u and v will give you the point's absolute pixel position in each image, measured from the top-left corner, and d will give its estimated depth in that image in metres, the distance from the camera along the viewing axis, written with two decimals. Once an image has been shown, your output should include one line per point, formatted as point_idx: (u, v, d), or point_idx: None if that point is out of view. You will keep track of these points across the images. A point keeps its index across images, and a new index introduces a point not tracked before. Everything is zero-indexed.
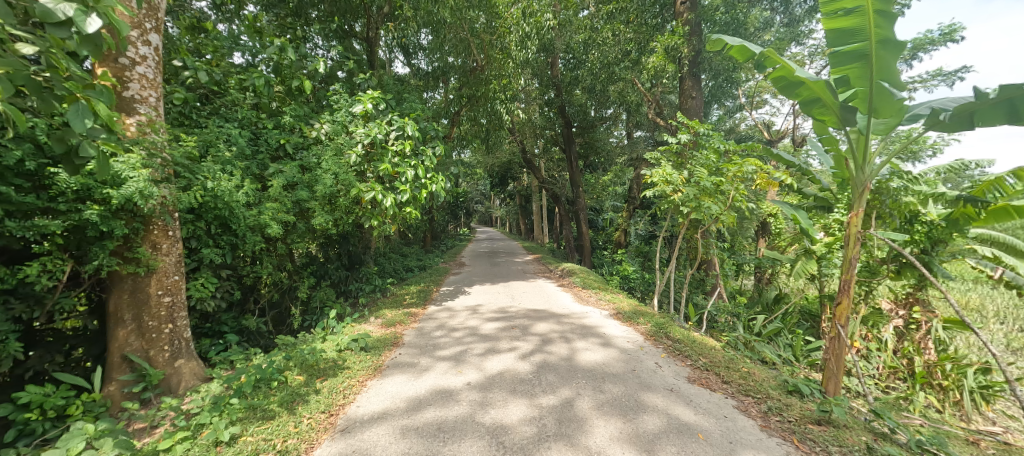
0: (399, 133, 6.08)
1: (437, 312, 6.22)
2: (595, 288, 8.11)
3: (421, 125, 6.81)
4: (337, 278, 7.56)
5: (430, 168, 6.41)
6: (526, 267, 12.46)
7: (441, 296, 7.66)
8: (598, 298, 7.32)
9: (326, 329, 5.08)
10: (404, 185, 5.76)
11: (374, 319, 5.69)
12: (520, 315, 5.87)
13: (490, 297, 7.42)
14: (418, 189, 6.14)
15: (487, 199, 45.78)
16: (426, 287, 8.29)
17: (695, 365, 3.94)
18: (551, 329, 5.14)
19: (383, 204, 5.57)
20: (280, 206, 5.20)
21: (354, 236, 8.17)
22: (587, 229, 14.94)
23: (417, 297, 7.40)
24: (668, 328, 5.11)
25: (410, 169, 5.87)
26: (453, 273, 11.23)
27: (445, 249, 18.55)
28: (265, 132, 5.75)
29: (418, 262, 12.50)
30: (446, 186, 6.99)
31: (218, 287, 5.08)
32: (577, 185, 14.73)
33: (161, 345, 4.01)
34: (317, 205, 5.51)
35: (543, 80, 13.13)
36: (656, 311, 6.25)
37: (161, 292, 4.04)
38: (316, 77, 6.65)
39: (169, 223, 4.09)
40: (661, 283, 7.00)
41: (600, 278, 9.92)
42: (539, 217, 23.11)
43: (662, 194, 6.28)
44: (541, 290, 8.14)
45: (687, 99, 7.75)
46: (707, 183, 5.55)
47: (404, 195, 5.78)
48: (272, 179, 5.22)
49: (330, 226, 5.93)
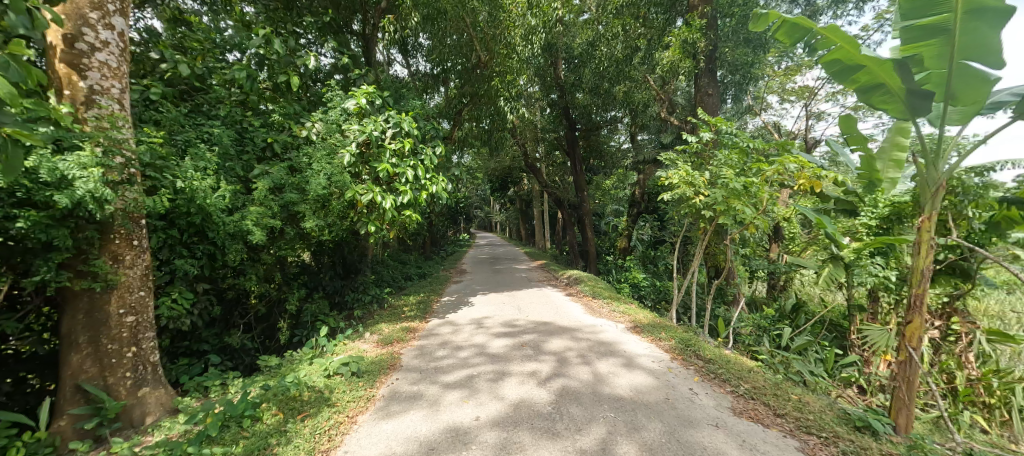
0: (396, 132, 5.59)
1: (438, 326, 5.72)
2: (606, 298, 7.59)
3: (421, 124, 6.33)
4: (331, 288, 7.06)
5: (430, 169, 5.90)
6: (530, 274, 11.96)
7: (442, 307, 7.14)
8: (611, 309, 6.81)
9: (316, 349, 4.57)
10: (404, 187, 5.25)
11: (369, 336, 5.18)
12: (529, 330, 5.37)
13: (495, 308, 6.90)
14: (418, 190, 5.63)
15: (487, 205, 45.37)
16: (426, 297, 7.79)
17: (737, 392, 3.43)
18: (567, 347, 4.62)
19: (382, 206, 5.06)
20: (266, 210, 4.69)
21: (350, 244, 7.67)
22: (592, 235, 14.44)
23: (417, 308, 6.88)
24: (696, 344, 4.59)
25: (410, 169, 5.36)
26: (454, 282, 10.72)
27: (445, 255, 18.04)
28: (251, 131, 5.28)
29: (418, 270, 12.00)
30: (448, 188, 6.49)
31: (196, 302, 4.58)
32: (581, 189, 14.25)
33: (123, 372, 3.49)
34: (308, 210, 5.00)
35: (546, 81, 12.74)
36: (677, 324, 5.73)
37: (124, 311, 3.52)
38: (309, 73, 6.18)
39: (133, 231, 3.59)
40: (679, 293, 6.49)
41: (610, 286, 9.42)
42: (540, 222, 22.64)
43: (682, 196, 5.79)
44: (549, 300, 7.63)
45: (703, 97, 7.26)
46: (736, 184, 5.03)
47: (403, 197, 5.27)
48: (257, 181, 4.71)
49: (322, 233, 5.42)
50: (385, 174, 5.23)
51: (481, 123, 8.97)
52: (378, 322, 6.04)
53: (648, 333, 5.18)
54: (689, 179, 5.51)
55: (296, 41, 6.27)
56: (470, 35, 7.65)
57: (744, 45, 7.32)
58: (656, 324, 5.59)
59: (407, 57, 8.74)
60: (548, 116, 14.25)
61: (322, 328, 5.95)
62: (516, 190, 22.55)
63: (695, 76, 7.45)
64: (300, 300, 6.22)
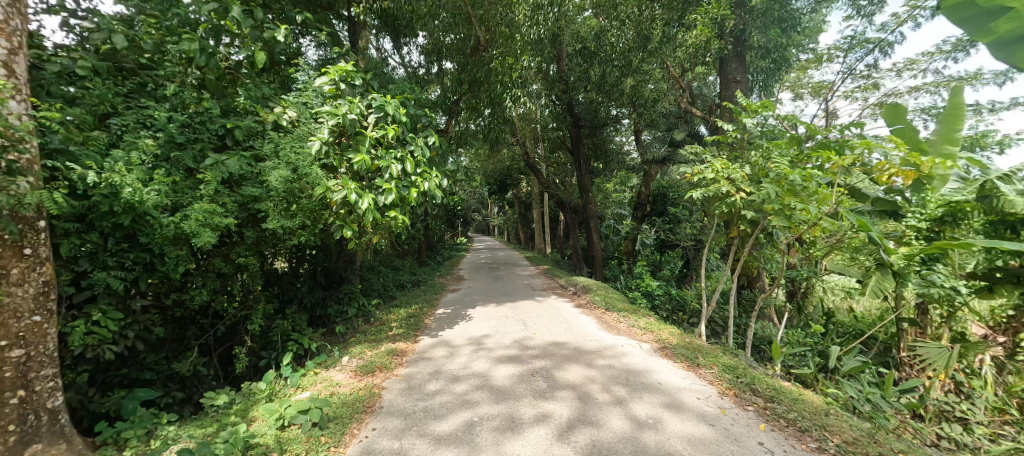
0: (381, 118, 4.72)
1: (429, 347, 4.87)
2: (622, 311, 6.76)
3: (411, 111, 5.47)
4: (309, 300, 6.17)
5: (421, 162, 5.04)
6: (532, 281, 11.08)
7: (437, 323, 6.26)
8: (630, 325, 5.97)
9: (277, 383, 3.68)
10: (387, 184, 4.37)
11: (347, 361, 4.32)
12: (538, 352, 4.55)
13: (497, 322, 6.06)
14: (406, 189, 4.75)
15: (484, 208, 44.44)
16: (418, 310, 6.91)
17: (825, 451, 2.60)
18: (588, 377, 3.77)
19: (361, 207, 4.16)
20: (216, 207, 3.84)
21: (331, 250, 6.78)
22: (598, 239, 13.55)
23: (407, 324, 6.01)
24: (747, 375, 3.77)
25: (396, 163, 4.50)
26: (450, 290, 9.84)
27: (441, 260, 17.16)
28: (207, 116, 4.47)
29: (411, 276, 11.11)
30: (442, 185, 5.63)
31: (129, 323, 3.71)
32: (586, 190, 13.41)
33: (5, 424, 2.59)
34: (271, 210, 4.13)
35: (549, 75, 11.90)
36: (710, 345, 4.91)
37: (6, 343, 2.62)
38: (282, 52, 5.36)
39: (24, 236, 2.71)
40: (709, 307, 5.64)
41: (622, 295, 8.58)
42: (541, 225, 21.75)
43: (715, 194, 4.95)
44: (556, 312, 6.79)
45: (730, 84, 6.50)
46: (791, 177, 4.19)
47: (386, 196, 4.38)
48: (207, 172, 3.89)
49: (291, 236, 4.57)
50: (365, 167, 4.34)
51: (478, 114, 8.09)
52: (358, 343, 5.14)
53: (682, 358, 4.34)
54: (725, 174, 4.69)
55: (268, 15, 5.45)
56: (470, 14, 6.81)
57: (774, 26, 6.53)
58: (688, 346, 4.75)
59: (398, 42, 7.89)
60: (550, 113, 13.43)
61: (294, 349, 5.07)
62: (515, 192, 21.64)
63: (720, 61, 6.66)
64: (269, 316, 5.35)
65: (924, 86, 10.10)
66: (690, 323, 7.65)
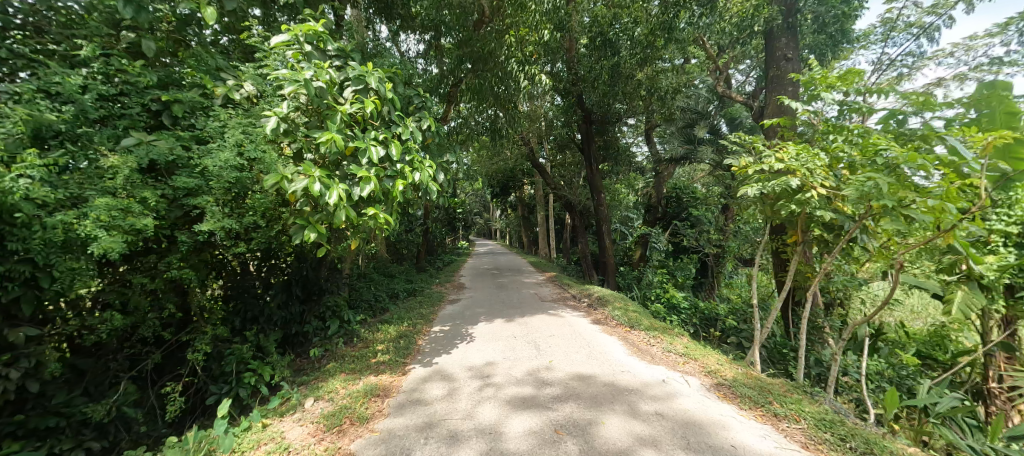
0: (360, 91, 3.72)
1: (420, 382, 3.86)
2: (650, 329, 5.76)
3: (400, 89, 4.49)
4: (280, 318, 5.14)
5: (410, 149, 4.04)
6: (539, 291, 10.08)
7: (432, 345, 5.24)
8: (664, 349, 4.95)
9: (206, 444, 2.66)
10: (366, 172, 3.37)
11: (310, 406, 3.32)
12: (560, 392, 3.53)
13: (505, 344, 5.06)
14: (389, 182, 3.73)
15: (485, 211, 43.66)
16: (410, 327, 5.89)
17: None
18: (635, 436, 2.75)
19: (328, 201, 3.14)
20: (129, 202, 2.90)
21: (309, 257, 5.79)
22: (610, 244, 12.45)
23: (395, 347, 4.99)
24: (854, 436, 2.73)
25: (375, 146, 3.50)
26: (450, 300, 8.83)
27: (440, 266, 16.12)
28: (139, 88, 3.51)
29: (406, 285, 10.11)
30: (438, 178, 4.65)
31: (10, 360, 2.72)
32: (596, 190, 12.36)
33: None
34: (209, 207, 3.16)
35: (558, 66, 10.99)
36: (775, 381, 3.89)
37: None
38: (243, 15, 4.38)
39: None
40: (762, 329, 4.61)
41: (643, 309, 7.56)
42: (545, 230, 20.74)
43: (780, 190, 3.96)
44: (574, 331, 5.78)
45: (779, 61, 5.56)
46: (897, 163, 3.17)
47: (363, 188, 3.38)
48: (121, 155, 2.93)
49: (241, 242, 3.58)
50: (335, 150, 3.35)
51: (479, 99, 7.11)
52: (332, 376, 4.11)
53: (749, 403, 3.33)
54: (801, 163, 3.70)
55: None
56: None
57: None
58: (749, 383, 3.73)
59: (392, 20, 6.50)
60: (559, 107, 12.50)
61: (251, 382, 4.03)
62: (518, 195, 20.72)
63: (768, 35, 5.76)
64: (225, 339, 4.33)
65: (972, 75, 9.03)
66: (726, 342, 6.63)
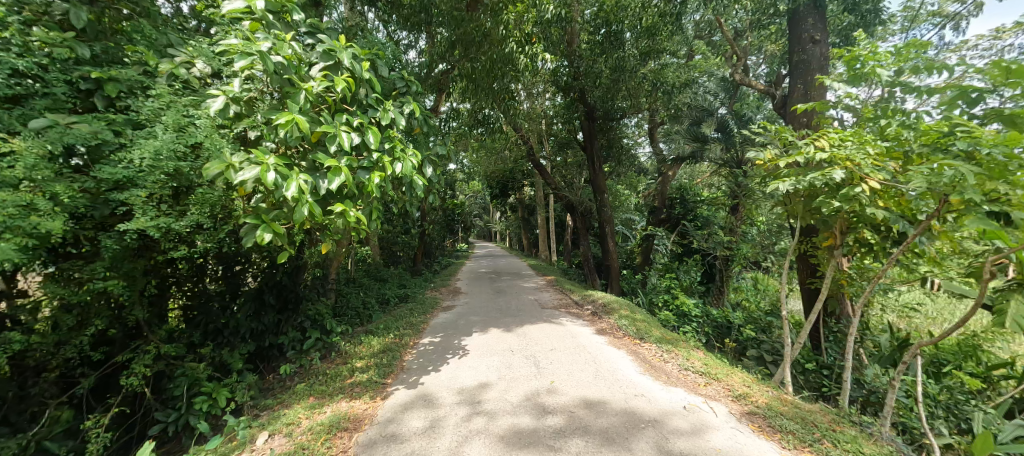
0: (329, 68, 3.11)
1: (401, 411, 3.29)
2: (662, 341, 5.18)
3: (381, 70, 3.93)
4: (247, 330, 4.56)
5: (390, 137, 3.44)
6: (540, 296, 9.52)
7: (419, 360, 4.65)
8: (681, 365, 4.37)
9: None
10: (334, 160, 2.70)
11: (263, 445, 2.81)
12: (566, 425, 2.98)
13: (501, 360, 4.49)
14: (365, 174, 3.09)
15: (485, 213, 43.19)
16: (396, 340, 5.30)
17: None
18: None
19: (285, 195, 2.48)
20: (32, 197, 2.32)
21: (284, 261, 5.20)
22: (613, 247, 11.87)
23: (376, 363, 4.41)
24: None
25: (345, 132, 2.83)
26: (444, 307, 8.26)
27: (437, 270, 15.61)
28: (65, 62, 2.93)
29: (399, 289, 9.57)
30: (424, 172, 4.07)
31: None
32: (599, 190, 11.82)
33: None
34: (139, 203, 2.58)
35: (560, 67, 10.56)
36: (817, 410, 3.32)
37: None
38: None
39: None
40: (796, 345, 4.02)
41: (652, 317, 7.01)
42: (546, 231, 20.19)
43: (823, 184, 3.39)
44: (579, 343, 5.21)
45: (806, 45, 5.02)
46: (978, 152, 2.60)
47: (330, 181, 2.69)
48: (26, 140, 2.36)
49: (187, 245, 3.01)
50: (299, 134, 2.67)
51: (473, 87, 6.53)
52: (299, 402, 3.51)
53: (795, 444, 2.77)
54: (852, 152, 3.13)
55: None
56: None
57: None
58: (788, 413, 3.16)
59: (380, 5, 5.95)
60: (560, 104, 11.97)
61: (203, 409, 3.45)
62: (518, 196, 20.20)
63: (793, 16, 5.23)
64: (177, 356, 3.75)
65: None
66: (744, 355, 6.05)
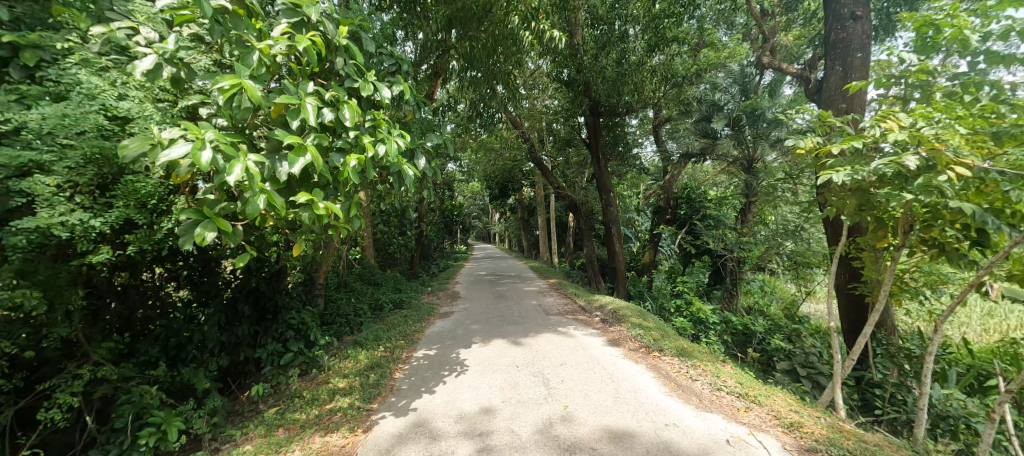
0: (295, 29, 2.58)
1: (385, 449, 2.73)
2: (685, 353, 4.63)
3: (366, 44, 3.39)
4: (215, 345, 3.98)
5: (373, 118, 2.90)
6: (544, 301, 8.98)
7: (412, 377, 4.09)
8: (712, 383, 3.82)
9: None
10: (296, 136, 2.16)
11: None
12: None
13: (506, 379, 3.93)
14: (341, 158, 2.53)
15: (485, 214, 42.75)
16: (387, 353, 4.74)
17: None
18: None
19: (227, 180, 1.92)
20: None
21: (261, 265, 4.64)
22: (619, 249, 11.33)
23: (362, 382, 3.84)
24: None
25: (311, 103, 2.30)
26: (441, 314, 7.69)
27: (436, 272, 15.06)
28: None
29: (393, 294, 9.01)
30: (415, 162, 3.53)
31: None
32: (604, 190, 11.28)
33: None
34: (46, 193, 2.01)
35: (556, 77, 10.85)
36: (889, 444, 2.76)
37: None
38: None
39: None
40: (846, 361, 3.49)
41: (668, 325, 6.46)
42: (546, 233, 19.65)
43: (891, 173, 2.87)
44: (591, 356, 4.66)
45: (843, 22, 4.52)
46: None
47: (291, 163, 2.15)
48: None
49: (121, 248, 2.44)
50: (251, 105, 2.15)
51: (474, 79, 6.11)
52: (264, 435, 2.94)
53: None
54: (933, 134, 2.59)
55: None
56: None
57: None
58: (857, 450, 2.60)
59: None
60: (563, 100, 11.45)
61: (149, 445, 2.89)
62: (519, 196, 19.67)
63: None
64: (124, 378, 3.19)
65: None
66: (772, 368, 5.48)
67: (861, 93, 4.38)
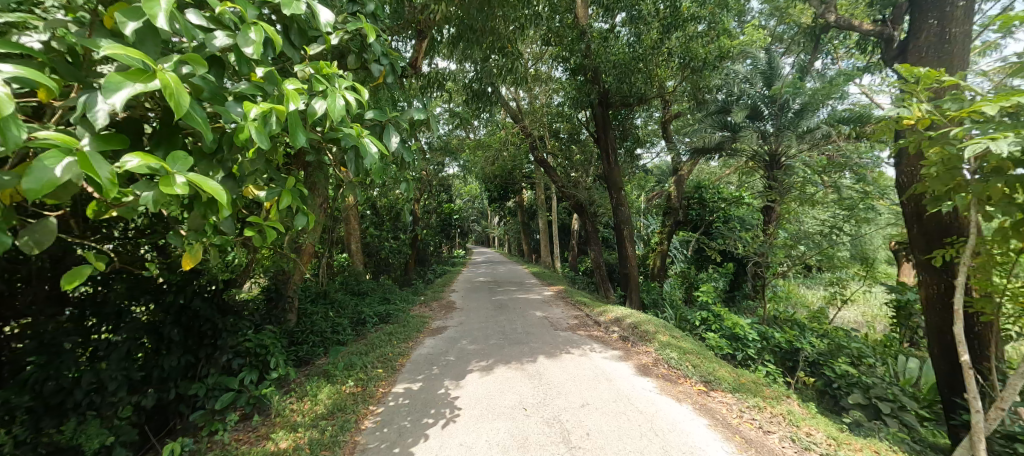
0: None
1: None
2: (741, 389, 3.58)
3: None
4: (123, 386, 2.79)
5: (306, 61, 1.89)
6: (549, 312, 7.94)
7: (389, 428, 3.04)
8: (793, 439, 2.80)
9: None
10: (126, 47, 1.19)
11: None
12: None
13: (516, 431, 2.89)
14: (239, 108, 1.57)
15: (483, 217, 41.96)
16: (357, 390, 3.70)
17: None
18: None
19: None
20: None
21: (199, 278, 3.56)
22: (631, 254, 10.28)
23: (316, 441, 2.78)
24: None
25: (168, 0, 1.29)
26: (432, 330, 6.63)
27: (430, 278, 13.97)
28: None
29: (380, 306, 7.97)
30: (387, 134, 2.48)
31: None
32: (614, 188, 10.27)
33: None
34: None
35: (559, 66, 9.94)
36: None
37: None
38: None
39: None
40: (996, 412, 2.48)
41: (700, 344, 5.45)
42: (547, 236, 18.68)
43: None
44: (619, 392, 3.61)
45: None
46: None
47: (108, 93, 1.15)
48: None
49: None
50: None
51: (472, 69, 6.13)
52: None
53: None
54: None
55: None
56: None
57: None
58: None
59: None
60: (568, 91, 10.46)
61: None
62: (518, 198, 18.71)
63: None
64: None
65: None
66: (840, 401, 4.41)
67: (963, 52, 3.44)
